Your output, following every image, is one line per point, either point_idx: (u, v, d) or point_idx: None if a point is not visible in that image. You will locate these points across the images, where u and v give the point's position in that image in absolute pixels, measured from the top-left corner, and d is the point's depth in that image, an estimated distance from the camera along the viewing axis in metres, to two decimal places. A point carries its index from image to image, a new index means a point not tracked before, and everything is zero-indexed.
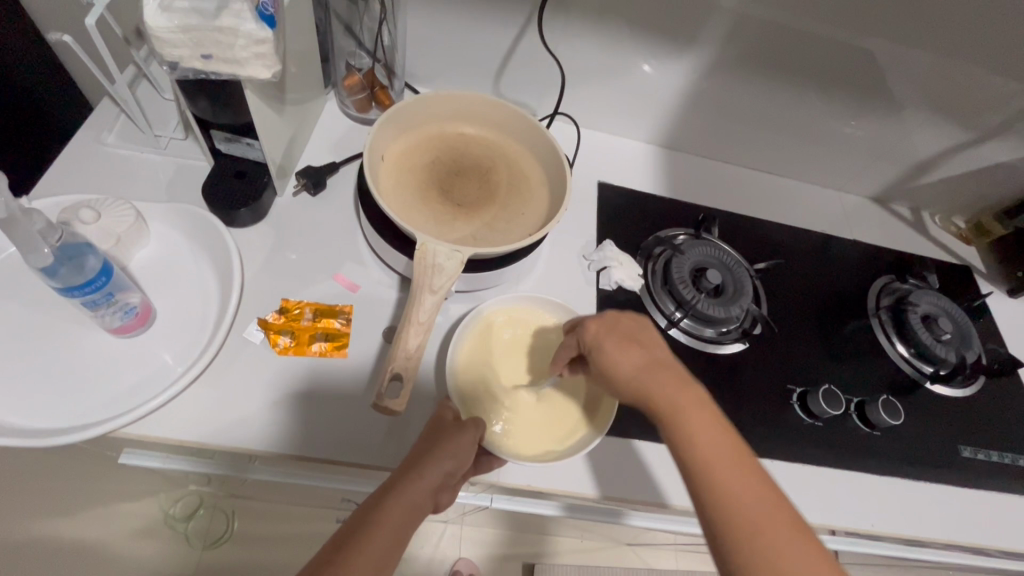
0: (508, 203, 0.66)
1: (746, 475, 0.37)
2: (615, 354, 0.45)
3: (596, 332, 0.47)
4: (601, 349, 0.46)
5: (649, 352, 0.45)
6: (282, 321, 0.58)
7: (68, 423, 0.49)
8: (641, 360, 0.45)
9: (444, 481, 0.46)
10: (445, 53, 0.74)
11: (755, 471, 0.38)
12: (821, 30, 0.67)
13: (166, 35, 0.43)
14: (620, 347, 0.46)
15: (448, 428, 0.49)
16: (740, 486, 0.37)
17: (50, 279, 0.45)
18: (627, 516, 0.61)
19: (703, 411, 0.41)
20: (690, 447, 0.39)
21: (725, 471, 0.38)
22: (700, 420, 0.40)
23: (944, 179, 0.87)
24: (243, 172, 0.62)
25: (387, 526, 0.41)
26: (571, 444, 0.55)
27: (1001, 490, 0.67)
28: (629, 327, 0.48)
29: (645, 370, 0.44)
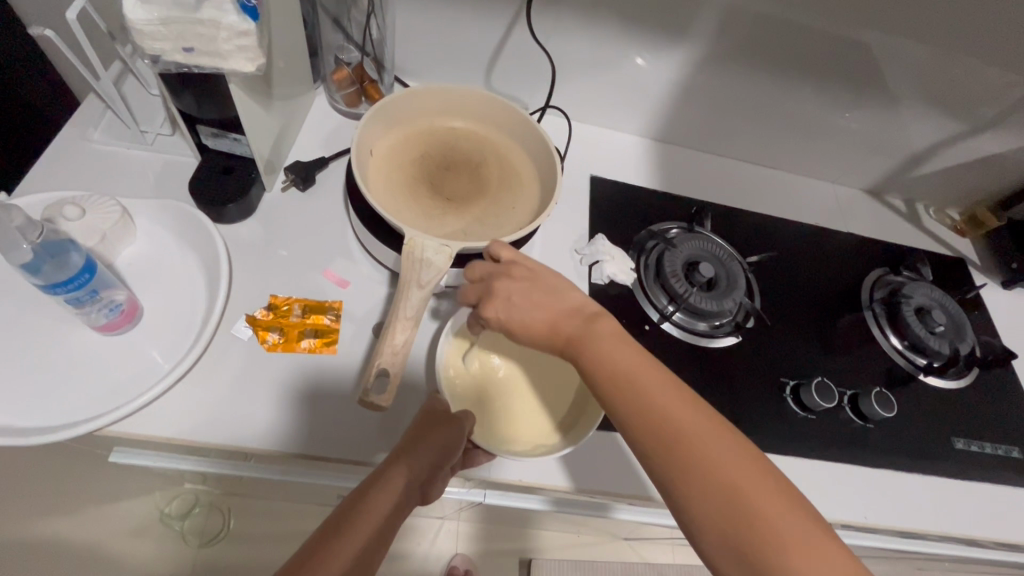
0: (498, 197, 0.65)
1: (665, 391, 0.42)
2: (521, 313, 0.46)
3: (496, 303, 0.46)
4: (503, 313, 0.46)
5: (552, 300, 0.46)
6: (270, 317, 0.57)
7: (54, 422, 0.48)
8: (549, 312, 0.46)
9: (432, 473, 0.47)
10: (435, 46, 0.73)
11: (669, 385, 0.42)
12: (813, 21, 0.67)
13: (147, 28, 0.43)
14: (523, 303, 0.46)
15: (439, 420, 0.48)
16: (660, 403, 0.41)
17: (32, 276, 0.45)
18: (613, 509, 0.62)
19: (615, 345, 0.44)
20: (609, 382, 0.43)
21: (645, 396, 0.41)
22: (615, 354, 0.44)
23: (938, 170, 0.86)
24: (230, 167, 0.62)
25: (374, 516, 0.42)
26: (561, 438, 0.55)
27: (995, 481, 0.67)
28: (526, 283, 0.47)
29: (558, 321, 0.46)
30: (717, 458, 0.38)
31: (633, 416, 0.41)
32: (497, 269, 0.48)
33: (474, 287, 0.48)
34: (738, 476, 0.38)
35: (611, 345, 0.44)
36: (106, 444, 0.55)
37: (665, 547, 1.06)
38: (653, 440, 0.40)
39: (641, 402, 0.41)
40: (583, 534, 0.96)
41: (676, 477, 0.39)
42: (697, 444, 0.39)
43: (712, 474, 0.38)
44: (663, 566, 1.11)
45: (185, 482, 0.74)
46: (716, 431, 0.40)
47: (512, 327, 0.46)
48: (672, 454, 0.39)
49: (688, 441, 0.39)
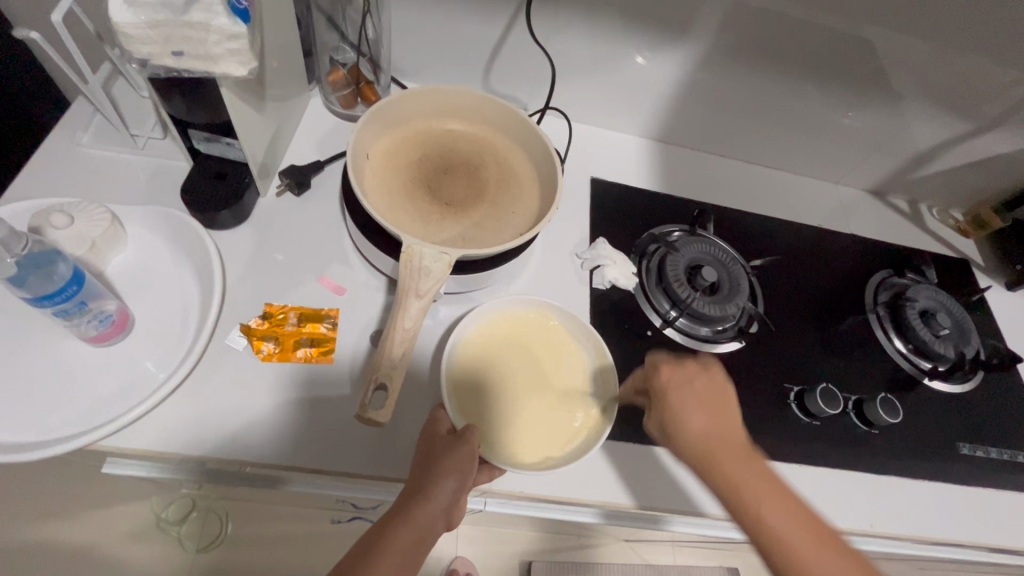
0: (498, 201, 0.64)
1: (820, 542, 0.43)
2: (691, 418, 0.49)
3: (674, 391, 0.51)
4: (674, 409, 0.50)
5: (722, 414, 0.50)
6: (266, 326, 0.56)
7: (43, 437, 0.47)
8: (714, 426, 0.49)
9: (454, 501, 0.46)
10: (432, 46, 0.72)
11: (824, 535, 0.43)
12: (817, 20, 0.66)
13: (135, 31, 0.41)
14: (694, 412, 0.49)
15: (446, 442, 0.48)
16: (817, 556, 0.42)
17: (18, 289, 0.44)
18: (666, 522, 0.60)
19: (770, 479, 0.46)
20: (764, 528, 0.43)
21: (801, 544, 0.42)
22: (769, 490, 0.45)
23: (942, 171, 0.86)
24: (223, 172, 0.60)
25: (395, 552, 0.43)
26: (577, 443, 0.55)
27: (1001, 486, 0.67)
28: (702, 390, 0.51)
29: (719, 438, 0.48)
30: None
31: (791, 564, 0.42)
32: (683, 366, 0.52)
33: (655, 372, 0.52)
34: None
35: (768, 480, 0.45)
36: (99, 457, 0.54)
37: (667, 550, 1.05)
38: None
39: (798, 549, 0.42)
40: (584, 538, 0.95)
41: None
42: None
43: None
44: (663, 568, 1.10)
45: (181, 490, 0.73)
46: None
47: (676, 420, 0.49)
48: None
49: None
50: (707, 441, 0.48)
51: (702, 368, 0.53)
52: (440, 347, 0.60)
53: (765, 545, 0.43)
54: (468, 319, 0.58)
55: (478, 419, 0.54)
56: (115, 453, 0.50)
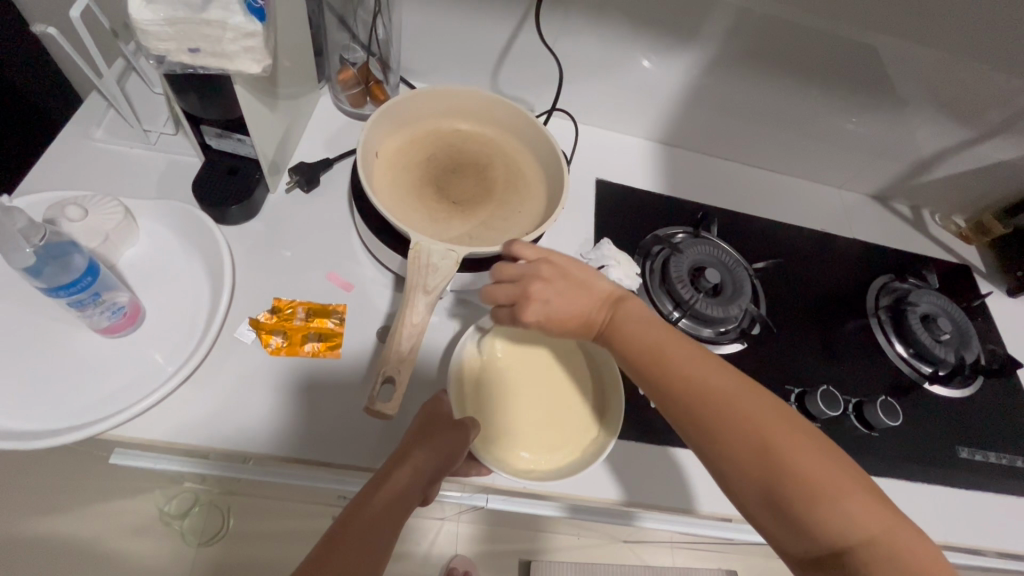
0: (504, 200, 0.65)
1: (682, 352, 0.46)
2: (552, 294, 0.48)
3: (529, 295, 0.48)
4: (535, 290, 0.48)
5: (581, 284, 0.50)
6: (274, 320, 0.57)
7: (54, 426, 0.48)
8: (580, 301, 0.49)
9: (435, 473, 0.47)
10: (441, 47, 0.72)
11: (695, 356, 0.45)
12: (822, 26, 0.66)
13: (153, 28, 0.42)
14: (557, 286, 0.49)
15: (440, 420, 0.49)
16: (692, 374, 0.44)
17: (35, 279, 0.44)
18: (638, 518, 0.59)
19: (641, 324, 0.48)
20: (641, 359, 0.47)
21: (677, 365, 0.45)
22: (640, 332, 0.48)
23: (944, 177, 0.86)
24: (234, 168, 0.61)
25: (381, 513, 0.43)
26: (568, 461, 0.54)
27: (999, 490, 0.67)
28: (556, 280, 0.49)
29: (586, 302, 0.50)
30: (752, 418, 0.41)
31: (673, 390, 0.44)
32: (529, 266, 0.50)
33: (509, 282, 0.50)
34: (772, 433, 0.40)
35: (640, 326, 0.48)
36: (108, 446, 0.54)
37: (664, 551, 1.06)
38: (684, 408, 0.43)
39: (675, 372, 0.45)
40: (584, 538, 0.96)
41: (715, 439, 0.42)
42: (734, 409, 0.42)
43: (748, 436, 0.41)
44: (661, 568, 1.11)
45: (185, 483, 0.74)
46: (743, 386, 0.43)
47: (549, 319, 0.48)
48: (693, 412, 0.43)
49: (721, 402, 0.42)
50: (574, 310, 0.49)
51: (542, 260, 0.50)
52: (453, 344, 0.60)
53: (651, 380, 0.46)
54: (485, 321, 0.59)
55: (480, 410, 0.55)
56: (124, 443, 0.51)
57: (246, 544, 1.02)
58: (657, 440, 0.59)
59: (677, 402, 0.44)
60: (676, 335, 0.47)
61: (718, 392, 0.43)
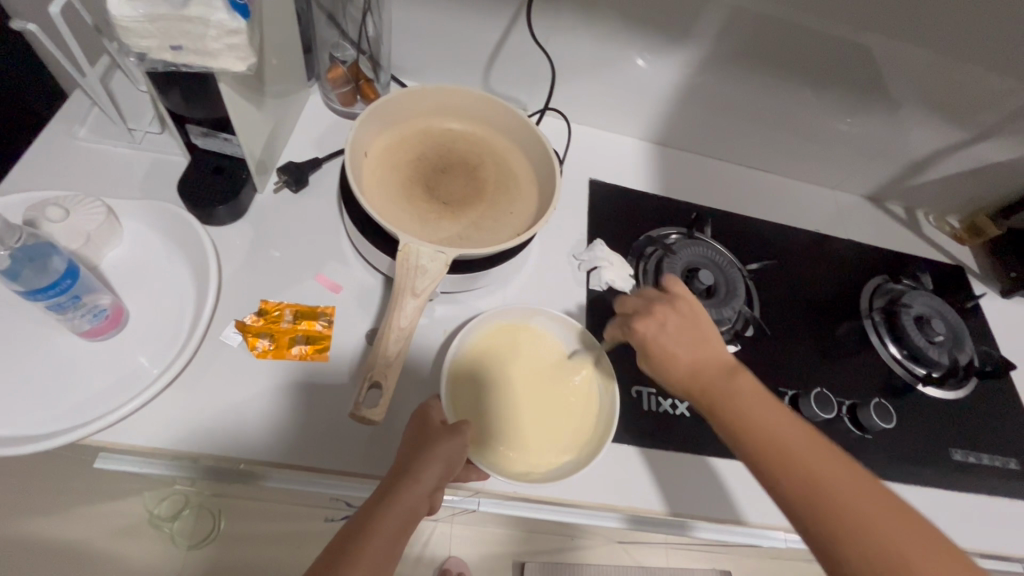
0: (496, 201, 0.64)
1: (790, 431, 0.45)
2: (674, 343, 0.51)
3: (650, 322, 0.52)
4: (658, 335, 0.51)
5: (704, 342, 0.51)
6: (261, 323, 0.56)
7: (34, 432, 0.47)
8: (694, 353, 0.50)
9: (440, 484, 0.45)
10: (432, 46, 0.72)
11: (825, 454, 0.43)
12: (816, 26, 0.66)
13: (134, 24, 0.41)
14: (678, 336, 0.51)
15: (441, 430, 0.48)
16: (826, 471, 0.42)
17: (12, 282, 0.43)
18: (691, 527, 0.60)
19: (753, 397, 0.47)
20: (748, 431, 0.45)
21: (804, 456, 0.43)
22: (761, 411, 0.46)
23: (938, 178, 0.86)
24: (220, 168, 0.60)
25: (387, 529, 0.42)
26: (567, 460, 0.54)
27: (993, 493, 0.67)
28: (677, 321, 0.52)
29: (705, 363, 0.50)
30: (887, 531, 0.39)
31: (802, 479, 0.42)
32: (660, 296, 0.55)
33: (636, 303, 0.55)
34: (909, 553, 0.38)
35: (761, 403, 0.47)
36: (92, 451, 0.53)
37: (659, 552, 1.06)
38: (795, 485, 0.42)
39: (802, 462, 0.42)
40: (578, 540, 0.95)
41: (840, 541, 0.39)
42: (867, 516, 0.39)
43: (881, 548, 0.38)
44: (656, 569, 1.11)
45: (174, 486, 0.73)
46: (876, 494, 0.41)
47: (658, 348, 0.51)
48: (805, 495, 0.41)
49: (851, 504, 0.40)
50: (695, 367, 0.50)
51: (672, 300, 0.54)
52: (444, 347, 0.60)
53: (769, 460, 0.43)
54: (473, 324, 0.59)
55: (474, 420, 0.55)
56: (107, 448, 0.50)
57: (237, 547, 1.01)
58: (649, 443, 0.59)
59: (801, 489, 0.41)
60: (802, 424, 0.45)
61: (851, 493, 0.40)
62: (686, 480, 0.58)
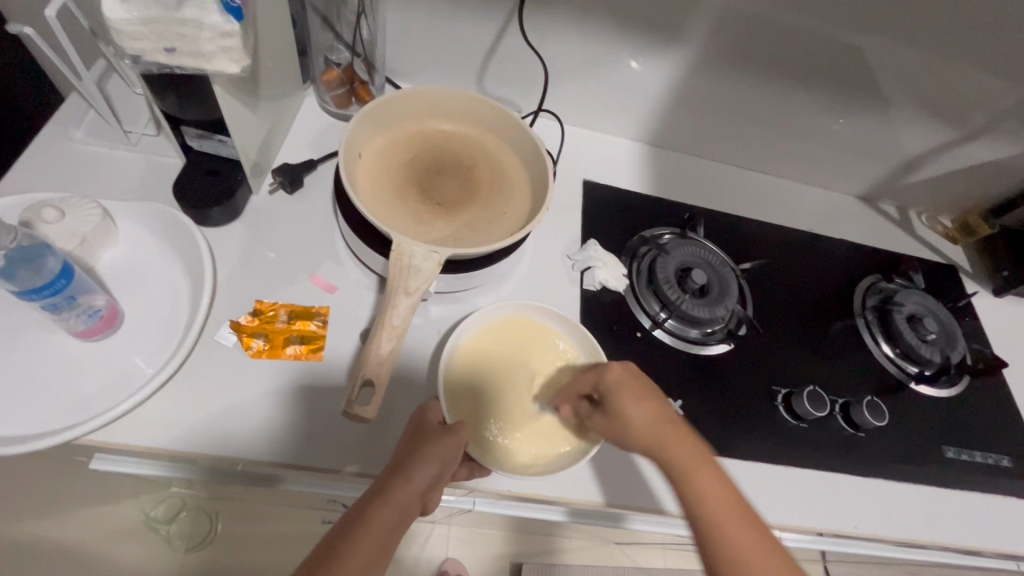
0: (490, 201, 0.64)
1: (715, 486, 0.45)
2: (635, 411, 0.49)
3: (618, 379, 0.51)
4: (622, 405, 0.50)
5: (664, 411, 0.50)
6: (256, 323, 0.56)
7: (29, 431, 0.47)
8: (651, 415, 0.49)
9: (433, 484, 0.45)
10: (426, 48, 0.72)
11: (744, 517, 0.44)
12: (806, 27, 0.67)
13: (128, 27, 0.42)
14: (642, 405, 0.50)
15: (438, 430, 0.48)
16: (740, 534, 0.43)
17: (7, 282, 0.44)
18: (631, 521, 0.62)
19: (687, 455, 0.47)
20: (678, 478, 0.46)
21: (728, 526, 0.43)
22: (706, 473, 0.46)
23: (930, 178, 0.87)
24: (215, 170, 0.60)
25: (377, 530, 0.41)
26: (567, 451, 0.55)
27: (986, 490, 0.67)
28: (641, 383, 0.51)
29: (663, 428, 0.49)
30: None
31: (714, 539, 0.43)
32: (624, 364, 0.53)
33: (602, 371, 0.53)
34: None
35: (707, 470, 0.46)
36: (88, 452, 0.54)
37: (657, 553, 1.05)
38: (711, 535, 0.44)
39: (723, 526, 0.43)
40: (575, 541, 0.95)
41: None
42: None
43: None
44: (653, 570, 1.10)
45: (170, 488, 0.73)
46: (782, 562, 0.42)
47: (619, 410, 0.50)
48: (716, 546, 0.43)
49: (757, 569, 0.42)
50: (654, 431, 0.49)
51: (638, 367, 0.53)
52: (441, 347, 0.60)
53: (697, 524, 0.44)
54: (467, 321, 0.59)
55: (473, 417, 0.55)
56: (103, 448, 0.50)
57: (234, 549, 1.00)
58: None
59: (715, 553, 0.43)
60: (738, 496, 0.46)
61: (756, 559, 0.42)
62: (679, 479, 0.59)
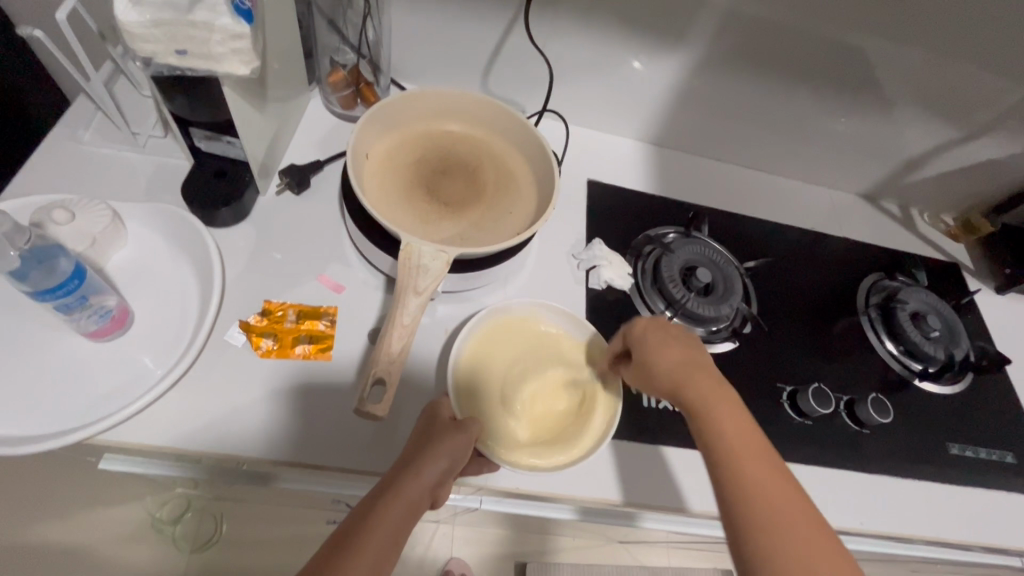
0: (496, 202, 0.65)
1: (738, 417, 0.45)
2: (661, 355, 0.50)
3: (651, 325, 0.53)
4: (648, 350, 0.51)
5: (694, 359, 0.50)
6: (264, 323, 0.57)
7: (42, 431, 0.47)
8: (681, 355, 0.50)
9: (443, 478, 0.45)
10: (432, 50, 0.73)
11: (770, 464, 0.42)
12: (810, 27, 0.67)
13: (140, 30, 0.42)
14: (667, 350, 0.50)
15: (448, 426, 0.48)
16: (762, 476, 0.41)
17: (20, 283, 0.44)
18: (644, 520, 0.61)
19: (712, 385, 0.47)
20: (697, 397, 0.47)
21: (741, 453, 0.42)
22: (729, 413, 0.45)
23: (932, 176, 0.87)
24: (223, 171, 0.61)
25: (389, 522, 0.41)
26: (576, 446, 0.55)
27: (990, 487, 0.68)
28: (675, 332, 0.53)
29: (693, 370, 0.49)
30: (805, 548, 0.38)
31: (727, 462, 0.42)
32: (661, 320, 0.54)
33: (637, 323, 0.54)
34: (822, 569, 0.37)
35: (731, 412, 0.45)
36: (98, 452, 0.54)
37: (662, 552, 1.05)
38: (723, 453, 0.43)
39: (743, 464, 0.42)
40: (580, 539, 0.95)
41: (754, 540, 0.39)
42: (784, 528, 0.39)
43: (779, 541, 0.38)
44: (658, 568, 1.11)
45: (177, 488, 0.73)
46: (806, 516, 0.39)
47: (648, 347, 0.51)
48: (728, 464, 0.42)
49: (778, 517, 0.39)
50: (679, 372, 0.48)
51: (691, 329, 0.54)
52: (448, 347, 0.60)
53: (716, 461, 0.43)
54: (473, 321, 0.59)
55: (483, 416, 0.55)
56: (114, 447, 0.50)
57: (239, 550, 1.01)
58: (649, 439, 0.59)
59: (733, 489, 0.41)
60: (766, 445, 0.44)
61: (775, 502, 0.40)
62: (686, 476, 0.59)
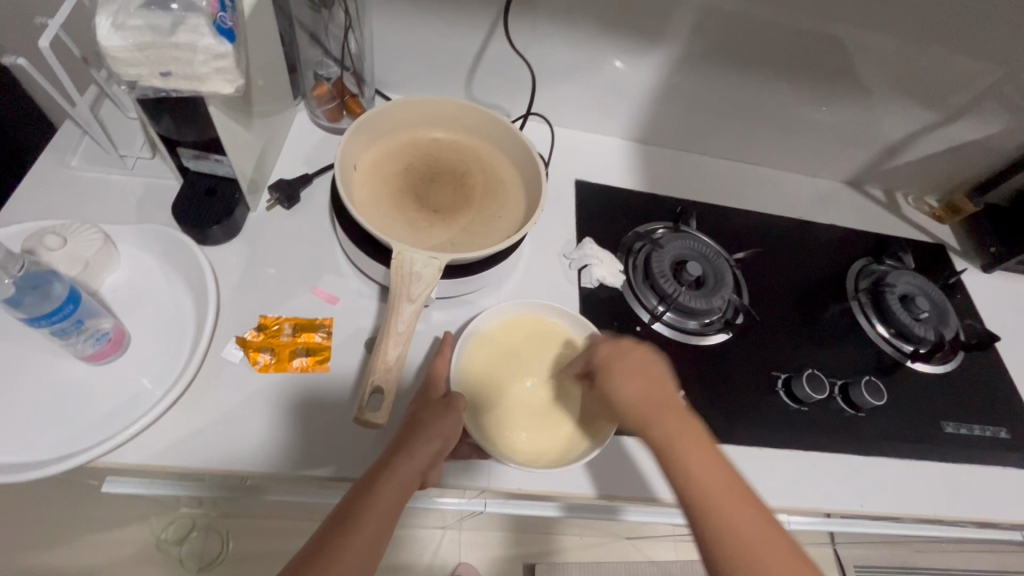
0: (485, 206, 0.65)
1: (706, 458, 0.43)
2: (621, 388, 0.48)
3: (614, 351, 0.51)
4: (611, 379, 0.50)
5: (658, 392, 0.48)
6: (261, 338, 0.57)
7: (44, 458, 0.47)
8: (642, 392, 0.48)
9: (434, 458, 0.46)
10: (414, 59, 0.73)
11: (748, 508, 0.41)
12: (786, 18, 0.68)
13: (123, 53, 0.42)
14: (631, 381, 0.49)
15: (437, 407, 0.49)
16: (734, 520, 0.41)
17: (16, 310, 0.45)
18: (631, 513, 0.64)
19: (675, 424, 0.46)
20: (658, 437, 0.45)
21: (722, 502, 0.41)
22: (697, 457, 0.43)
23: (914, 160, 0.88)
24: (213, 189, 0.61)
25: (383, 503, 0.42)
26: (575, 448, 0.56)
27: (986, 462, 0.69)
28: (636, 354, 0.51)
29: (654, 403, 0.47)
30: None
31: (700, 504, 0.41)
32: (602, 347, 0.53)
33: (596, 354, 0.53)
34: None
35: (701, 450, 0.44)
36: (99, 475, 0.54)
37: (669, 545, 1.06)
38: (694, 498, 0.42)
39: (716, 511, 0.41)
40: (587, 536, 0.96)
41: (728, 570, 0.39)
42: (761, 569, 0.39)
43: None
44: (667, 563, 1.11)
45: (180, 507, 0.72)
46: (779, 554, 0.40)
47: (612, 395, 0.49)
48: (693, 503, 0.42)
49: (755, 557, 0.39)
50: (644, 408, 0.47)
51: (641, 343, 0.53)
52: None
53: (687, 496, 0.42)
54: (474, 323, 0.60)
55: (481, 414, 0.56)
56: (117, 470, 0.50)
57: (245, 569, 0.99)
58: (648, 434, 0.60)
59: (711, 537, 0.40)
60: (744, 482, 0.43)
61: (750, 542, 0.40)
62: None
